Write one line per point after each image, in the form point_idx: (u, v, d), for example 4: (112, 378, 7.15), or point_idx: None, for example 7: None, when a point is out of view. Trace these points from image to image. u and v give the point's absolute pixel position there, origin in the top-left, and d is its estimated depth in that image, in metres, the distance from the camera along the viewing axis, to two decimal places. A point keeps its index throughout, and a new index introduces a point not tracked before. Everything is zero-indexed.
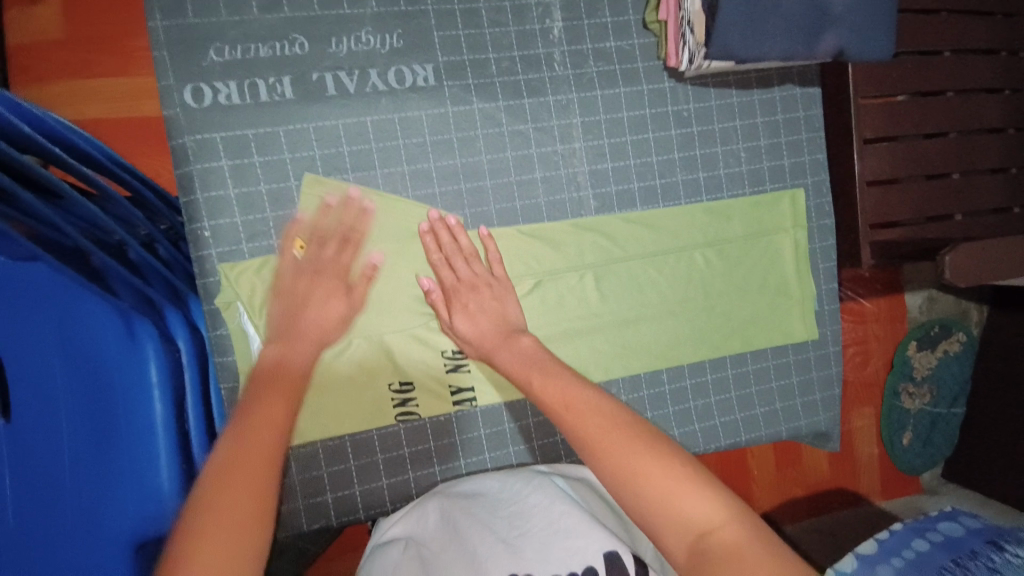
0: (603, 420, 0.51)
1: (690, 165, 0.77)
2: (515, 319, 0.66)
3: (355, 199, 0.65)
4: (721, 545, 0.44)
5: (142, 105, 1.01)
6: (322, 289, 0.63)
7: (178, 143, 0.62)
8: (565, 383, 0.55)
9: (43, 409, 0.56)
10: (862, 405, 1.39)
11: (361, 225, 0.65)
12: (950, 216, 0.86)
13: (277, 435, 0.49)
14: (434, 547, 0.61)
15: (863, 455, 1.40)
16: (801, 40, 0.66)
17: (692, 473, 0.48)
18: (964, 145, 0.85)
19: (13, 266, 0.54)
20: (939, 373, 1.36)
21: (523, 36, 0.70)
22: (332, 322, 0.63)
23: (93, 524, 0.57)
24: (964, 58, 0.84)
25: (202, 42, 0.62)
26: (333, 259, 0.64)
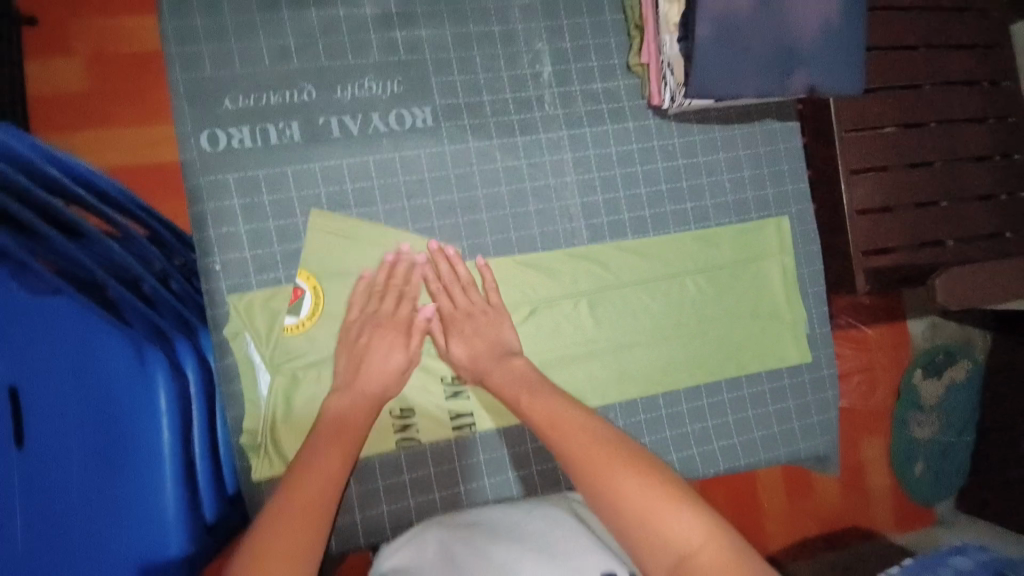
0: (582, 439, 0.55)
1: (677, 196, 0.81)
2: (510, 343, 0.69)
3: (404, 254, 0.70)
4: (700, 566, 0.46)
5: (158, 151, 1.06)
6: (385, 340, 0.68)
7: (195, 182, 0.66)
8: (554, 402, 0.59)
9: (55, 437, 0.58)
10: (871, 434, 1.38)
11: (413, 277, 0.70)
12: (941, 243, 0.88)
13: (329, 495, 0.55)
14: (430, 573, 0.60)
15: (874, 485, 1.38)
16: (774, 78, 0.71)
17: (671, 489, 0.50)
18: (949, 174, 0.88)
19: (34, 299, 0.58)
20: (947, 400, 1.35)
21: (515, 80, 0.76)
22: (392, 373, 0.67)
23: (97, 551, 0.58)
24: (943, 93, 0.88)
25: (219, 92, 0.68)
26: (393, 312, 0.69)
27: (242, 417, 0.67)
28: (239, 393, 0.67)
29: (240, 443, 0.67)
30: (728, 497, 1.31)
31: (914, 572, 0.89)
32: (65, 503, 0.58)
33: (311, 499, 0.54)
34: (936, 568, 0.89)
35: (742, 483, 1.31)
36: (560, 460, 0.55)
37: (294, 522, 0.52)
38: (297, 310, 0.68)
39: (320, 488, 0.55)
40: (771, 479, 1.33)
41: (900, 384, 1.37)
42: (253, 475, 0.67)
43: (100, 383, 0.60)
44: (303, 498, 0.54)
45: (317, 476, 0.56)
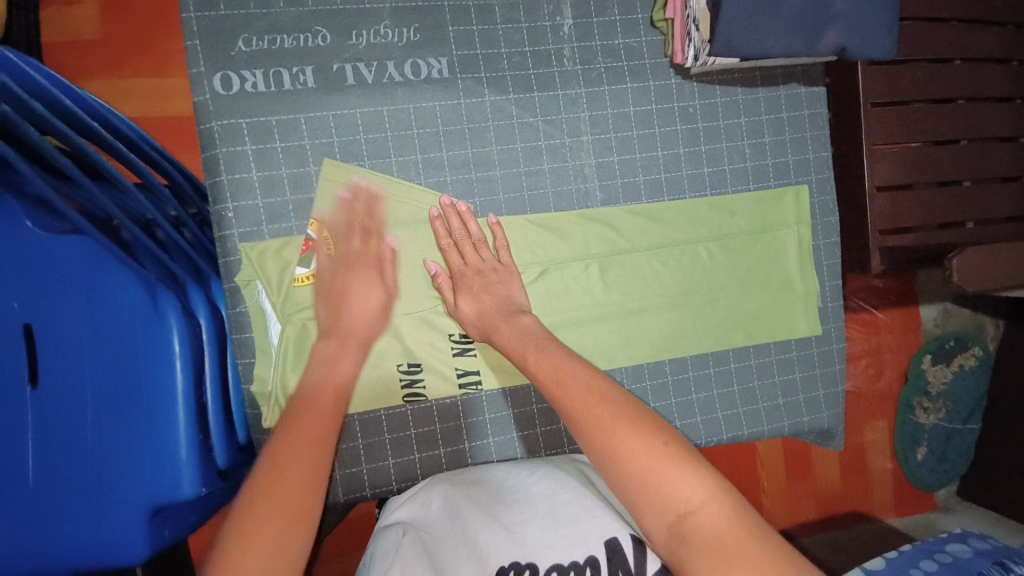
0: (583, 394, 0.54)
1: (696, 160, 0.79)
2: (519, 301, 0.68)
3: (360, 187, 0.68)
4: (697, 527, 0.46)
5: (175, 103, 1.06)
6: (360, 278, 0.68)
7: (206, 127, 0.65)
8: (559, 358, 0.59)
9: (68, 374, 0.59)
10: (876, 417, 1.38)
11: (375, 211, 0.69)
12: (962, 224, 0.86)
13: (321, 441, 0.57)
14: (437, 532, 0.63)
15: (875, 468, 1.39)
16: (803, 39, 0.69)
17: (673, 450, 0.50)
18: (976, 152, 0.85)
19: (47, 237, 0.58)
20: (953, 386, 1.34)
21: (535, 33, 0.73)
22: (373, 309, 0.68)
23: (110, 486, 0.60)
24: (975, 67, 0.85)
25: (231, 32, 0.66)
26: (361, 249, 0.68)
27: (251, 364, 0.68)
28: (250, 341, 0.67)
29: (251, 391, 0.67)
30: (729, 470, 1.32)
31: (911, 556, 0.90)
32: (81, 439, 0.60)
33: (305, 441, 0.56)
34: (932, 553, 0.89)
35: (743, 458, 1.33)
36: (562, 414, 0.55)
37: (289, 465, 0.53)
38: (308, 261, 0.68)
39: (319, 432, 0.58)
40: (771, 455, 1.34)
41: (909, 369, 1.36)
42: (264, 422, 0.67)
43: (113, 325, 0.60)
44: (301, 437, 0.56)
45: (312, 422, 0.58)
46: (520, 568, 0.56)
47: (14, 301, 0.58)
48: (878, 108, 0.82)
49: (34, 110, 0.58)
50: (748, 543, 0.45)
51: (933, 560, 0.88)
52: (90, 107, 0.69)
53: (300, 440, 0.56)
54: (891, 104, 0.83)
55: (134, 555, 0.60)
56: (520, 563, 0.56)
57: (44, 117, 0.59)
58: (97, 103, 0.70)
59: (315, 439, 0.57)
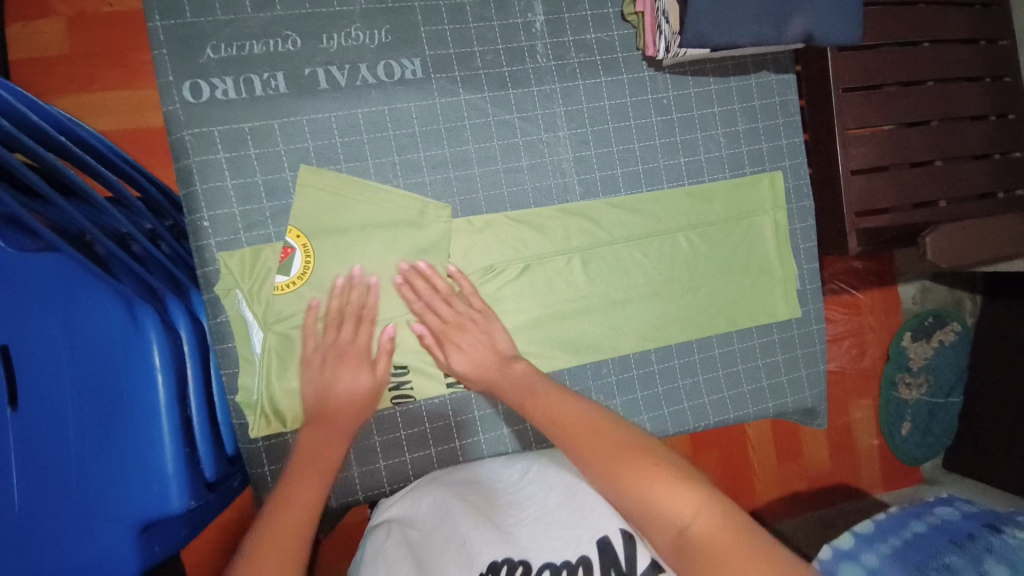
0: (581, 426, 0.59)
1: (671, 151, 0.80)
2: (505, 347, 0.69)
3: (357, 277, 0.68)
4: (697, 540, 0.49)
5: (146, 116, 1.04)
6: (352, 367, 0.67)
7: (177, 136, 0.65)
8: (554, 397, 0.62)
9: (48, 394, 0.58)
10: (860, 396, 1.41)
11: (369, 299, 0.69)
12: (934, 203, 0.88)
13: (306, 519, 0.58)
14: (426, 531, 0.65)
15: (862, 446, 1.42)
16: (771, 26, 0.70)
17: (666, 471, 0.53)
18: (945, 133, 0.87)
19: (20, 256, 0.56)
20: (935, 362, 1.38)
21: (507, 30, 0.74)
22: (364, 395, 0.67)
23: (96, 506, 0.59)
24: (942, 49, 0.87)
25: (199, 40, 0.65)
26: (354, 339, 0.68)
27: (235, 374, 0.67)
28: (234, 351, 0.67)
29: (237, 401, 0.67)
30: (721, 456, 1.34)
31: (899, 519, 0.92)
32: (65, 460, 0.58)
33: (290, 526, 0.57)
34: (920, 515, 0.91)
35: (735, 442, 1.35)
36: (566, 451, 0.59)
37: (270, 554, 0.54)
38: (287, 268, 0.67)
39: (299, 512, 0.58)
40: (761, 439, 1.36)
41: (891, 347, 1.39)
42: (250, 432, 0.67)
43: (94, 341, 0.59)
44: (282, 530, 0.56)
45: (295, 505, 0.59)
46: (514, 564, 0.59)
47: None
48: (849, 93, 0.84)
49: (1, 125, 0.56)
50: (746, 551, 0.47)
51: (922, 522, 0.90)
52: (57, 120, 0.67)
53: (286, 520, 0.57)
54: (863, 88, 0.84)
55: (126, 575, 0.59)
56: (514, 560, 0.60)
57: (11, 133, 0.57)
58: (62, 115, 0.68)
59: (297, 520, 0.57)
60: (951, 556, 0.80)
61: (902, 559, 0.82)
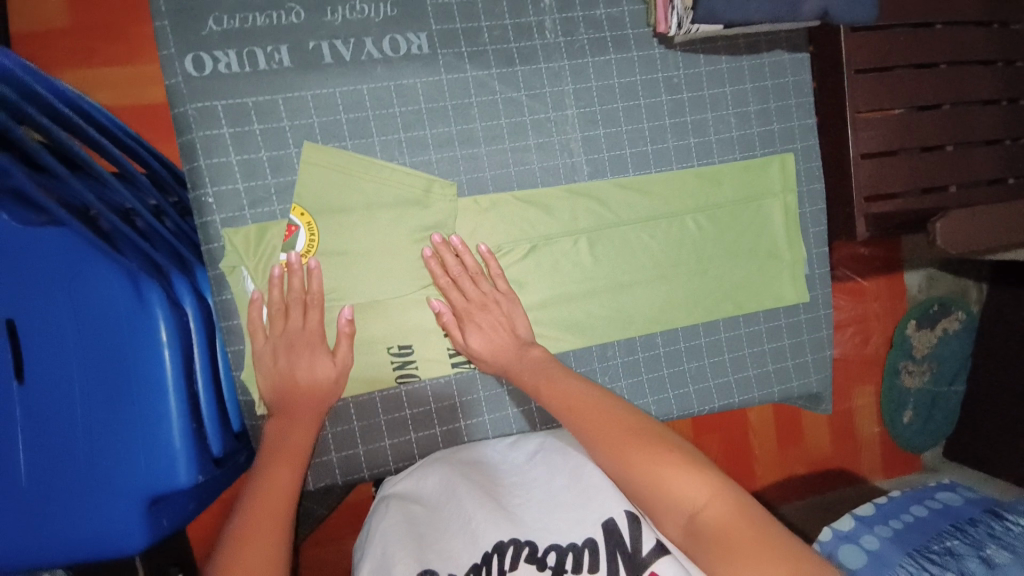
0: (596, 415, 0.62)
1: (681, 131, 0.78)
2: (523, 331, 0.71)
3: (295, 262, 0.65)
4: (706, 521, 0.53)
5: (148, 92, 1.03)
6: (308, 354, 0.66)
7: (180, 110, 0.64)
8: (567, 386, 0.65)
9: (57, 368, 0.59)
10: (863, 383, 1.41)
11: (313, 284, 0.66)
12: (944, 189, 0.87)
13: (281, 513, 0.59)
14: (434, 510, 0.66)
15: (863, 432, 1.42)
16: (785, 2, 0.68)
17: (677, 457, 0.57)
18: (958, 117, 0.85)
19: (24, 230, 0.57)
20: (939, 350, 1.37)
21: (516, 5, 0.72)
22: (325, 381, 0.66)
23: (104, 477, 0.60)
24: (957, 31, 0.85)
25: (202, 12, 0.64)
26: (302, 327, 0.66)
27: (241, 351, 0.67)
28: (240, 329, 0.67)
29: (241, 377, 0.67)
30: (723, 439, 1.35)
31: (900, 503, 0.92)
32: (74, 432, 0.60)
33: (266, 522, 0.57)
34: (921, 500, 0.92)
35: (737, 427, 1.35)
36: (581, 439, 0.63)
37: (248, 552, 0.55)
38: (291, 246, 0.67)
39: (274, 507, 0.59)
40: (763, 425, 1.37)
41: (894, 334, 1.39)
42: (257, 409, 0.68)
43: (99, 317, 0.59)
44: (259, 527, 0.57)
45: (268, 501, 0.59)
46: (520, 544, 0.59)
47: None
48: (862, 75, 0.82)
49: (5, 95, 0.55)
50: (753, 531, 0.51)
51: (923, 506, 0.91)
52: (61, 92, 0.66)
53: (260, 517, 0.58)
54: (875, 70, 0.82)
55: (134, 546, 0.60)
56: (520, 540, 0.60)
57: (15, 104, 0.56)
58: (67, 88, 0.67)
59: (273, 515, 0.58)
60: (953, 541, 0.81)
61: (903, 543, 0.83)
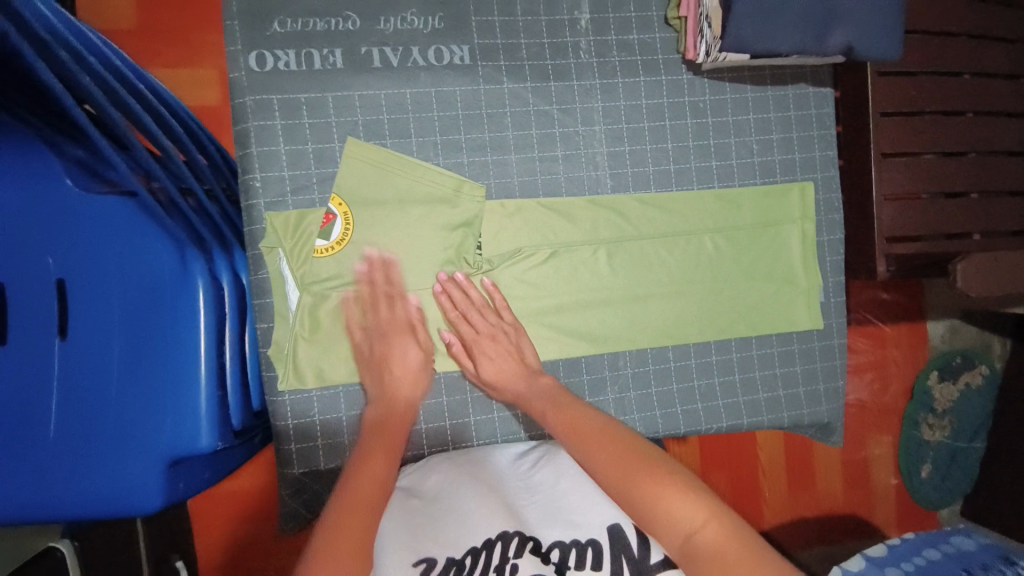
0: (599, 439, 0.62)
1: (704, 153, 0.81)
2: (531, 360, 0.72)
3: (374, 257, 0.71)
4: (702, 545, 0.53)
5: (203, 93, 1.10)
6: (398, 344, 0.71)
7: (239, 101, 0.69)
8: (573, 408, 0.66)
9: (99, 327, 0.63)
10: (880, 432, 1.38)
11: (393, 276, 0.72)
12: (968, 236, 0.88)
13: (381, 489, 0.59)
14: (430, 507, 0.68)
15: (879, 483, 1.39)
16: (811, 37, 0.71)
17: (676, 480, 0.57)
18: (982, 167, 0.87)
19: (84, 196, 0.62)
20: (960, 405, 1.36)
21: (553, 26, 0.77)
22: (414, 367, 0.71)
23: (130, 435, 0.63)
24: (984, 83, 0.87)
25: (267, 14, 0.70)
26: (391, 316, 0.71)
27: (270, 328, 0.70)
28: (270, 307, 0.70)
29: (268, 353, 0.70)
30: (732, 476, 1.33)
31: (913, 544, 0.90)
32: (107, 389, 0.64)
33: (367, 496, 0.57)
34: (936, 543, 0.90)
35: (746, 465, 1.33)
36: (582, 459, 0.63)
37: (352, 518, 0.54)
38: (328, 233, 0.70)
39: (374, 484, 0.59)
40: (773, 463, 1.35)
41: (914, 385, 1.37)
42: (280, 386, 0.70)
43: (144, 281, 0.64)
44: (358, 498, 0.57)
45: (369, 477, 0.59)
46: (524, 537, 0.65)
47: (48, 257, 0.63)
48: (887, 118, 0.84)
49: (90, 64, 0.60)
50: (746, 558, 0.52)
51: (937, 550, 0.88)
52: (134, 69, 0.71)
53: (362, 488, 0.58)
54: (900, 114, 0.85)
55: (151, 503, 0.63)
56: (524, 534, 0.65)
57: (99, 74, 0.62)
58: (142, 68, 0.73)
59: (373, 489, 0.58)
60: None
61: None
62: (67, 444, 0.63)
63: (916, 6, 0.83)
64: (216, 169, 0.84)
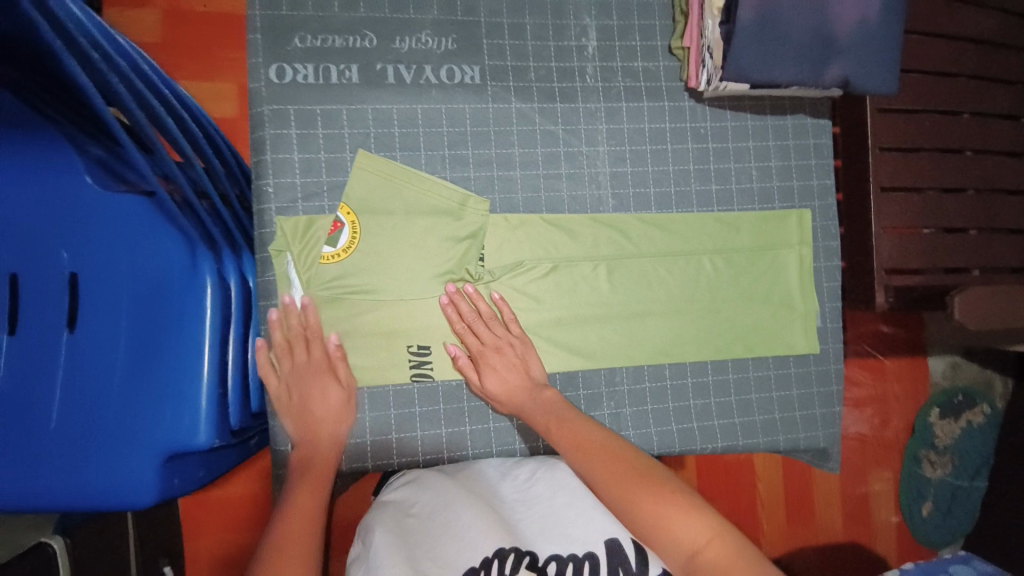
0: (602, 456, 0.64)
1: (704, 177, 0.84)
2: (536, 373, 0.73)
3: (290, 304, 0.70)
4: (706, 561, 0.55)
5: (221, 106, 1.14)
6: (318, 386, 0.70)
7: (258, 110, 0.72)
8: (577, 426, 0.67)
9: (107, 322, 0.65)
10: (880, 467, 1.37)
11: (309, 318, 0.71)
12: (967, 270, 0.89)
13: (309, 531, 0.65)
14: (425, 519, 0.69)
15: (880, 520, 1.36)
16: (809, 69, 0.74)
17: (680, 498, 0.59)
18: (981, 203, 0.89)
19: (104, 195, 0.64)
20: (961, 443, 1.34)
21: (561, 51, 0.80)
22: (337, 406, 0.71)
23: (130, 429, 0.64)
24: (982, 122, 0.90)
25: (289, 30, 0.73)
26: (309, 359, 0.71)
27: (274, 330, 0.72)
28: (275, 309, 0.72)
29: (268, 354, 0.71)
30: (730, 507, 1.31)
31: None
32: (111, 383, 0.65)
33: (296, 545, 0.63)
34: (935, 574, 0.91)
35: (744, 496, 1.32)
36: (585, 475, 0.65)
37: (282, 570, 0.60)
38: (335, 241, 0.72)
39: (302, 529, 0.65)
40: (772, 494, 1.33)
41: (915, 421, 1.37)
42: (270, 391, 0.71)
43: (155, 277, 0.66)
44: (288, 549, 0.63)
45: (297, 523, 0.65)
46: (521, 552, 0.65)
47: (63, 253, 0.64)
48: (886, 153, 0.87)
49: (126, 77, 0.62)
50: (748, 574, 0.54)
51: None
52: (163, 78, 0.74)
53: (291, 538, 0.64)
54: (899, 150, 0.87)
55: (147, 498, 0.64)
56: (521, 548, 0.65)
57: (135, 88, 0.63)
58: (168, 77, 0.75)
59: (302, 534, 0.64)
60: None
61: None
62: (66, 436, 0.64)
63: (911, 46, 0.86)
64: (231, 175, 0.87)
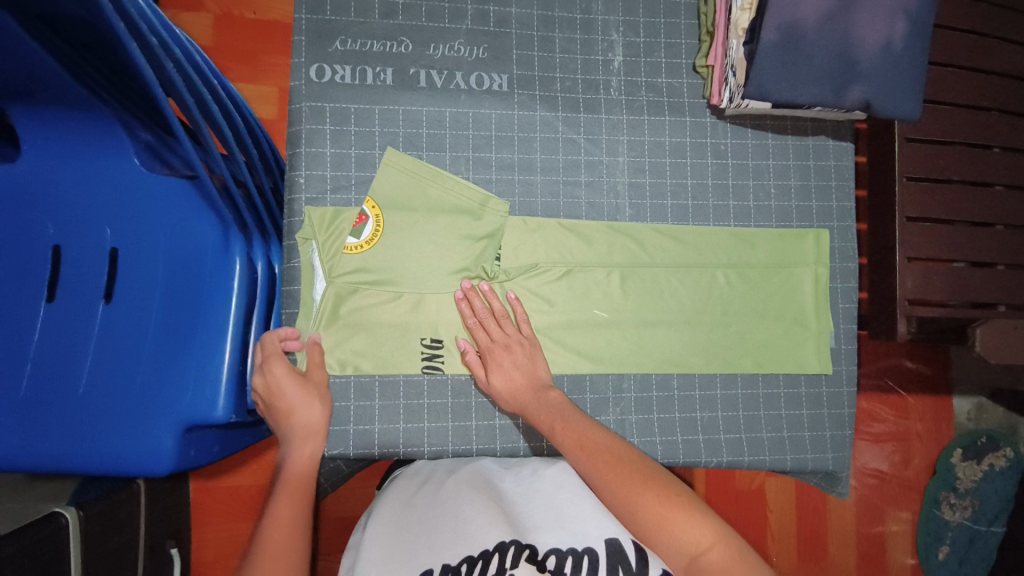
0: (605, 457, 0.64)
1: (722, 193, 0.85)
2: (542, 374, 0.74)
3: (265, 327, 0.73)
4: (708, 564, 0.55)
5: (261, 107, 1.21)
6: (282, 383, 0.70)
7: (297, 106, 0.76)
8: (583, 426, 0.68)
9: (140, 294, 0.69)
10: (898, 508, 1.33)
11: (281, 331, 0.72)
12: (994, 306, 0.88)
13: (290, 534, 0.66)
14: (427, 509, 0.70)
15: (895, 563, 1.32)
16: (830, 90, 0.75)
17: (683, 500, 0.60)
18: (1010, 238, 0.88)
19: (149, 178, 0.69)
20: (982, 487, 1.27)
21: (588, 64, 0.83)
22: (305, 401, 0.70)
23: (152, 399, 0.68)
24: (1014, 157, 0.89)
25: (332, 33, 0.77)
26: (274, 362, 0.70)
27: (294, 314, 0.75)
28: (297, 295, 0.75)
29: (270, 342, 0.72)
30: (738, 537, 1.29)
31: None
32: (139, 352, 0.68)
33: (278, 550, 0.64)
34: None
35: (754, 527, 1.28)
36: (587, 476, 0.65)
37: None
38: (359, 232, 0.75)
39: (285, 535, 0.65)
40: (783, 526, 1.29)
41: (937, 461, 1.33)
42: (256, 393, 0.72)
43: (188, 256, 0.70)
44: (273, 555, 0.63)
45: (280, 528, 0.66)
46: (520, 545, 0.63)
47: (107, 228, 0.69)
48: (911, 181, 0.87)
49: (188, 75, 0.66)
50: None
51: None
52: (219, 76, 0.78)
53: (273, 544, 0.64)
54: (925, 179, 0.87)
55: (161, 464, 0.67)
56: (520, 542, 0.63)
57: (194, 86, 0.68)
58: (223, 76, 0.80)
59: (285, 538, 0.65)
60: None
61: None
62: (92, 399, 0.67)
63: (940, 76, 0.87)
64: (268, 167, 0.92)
